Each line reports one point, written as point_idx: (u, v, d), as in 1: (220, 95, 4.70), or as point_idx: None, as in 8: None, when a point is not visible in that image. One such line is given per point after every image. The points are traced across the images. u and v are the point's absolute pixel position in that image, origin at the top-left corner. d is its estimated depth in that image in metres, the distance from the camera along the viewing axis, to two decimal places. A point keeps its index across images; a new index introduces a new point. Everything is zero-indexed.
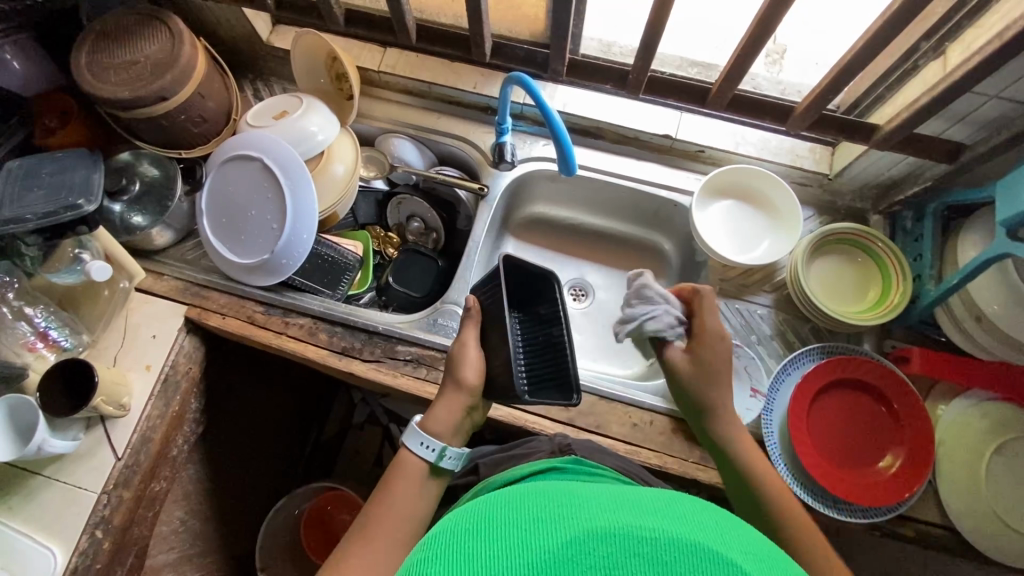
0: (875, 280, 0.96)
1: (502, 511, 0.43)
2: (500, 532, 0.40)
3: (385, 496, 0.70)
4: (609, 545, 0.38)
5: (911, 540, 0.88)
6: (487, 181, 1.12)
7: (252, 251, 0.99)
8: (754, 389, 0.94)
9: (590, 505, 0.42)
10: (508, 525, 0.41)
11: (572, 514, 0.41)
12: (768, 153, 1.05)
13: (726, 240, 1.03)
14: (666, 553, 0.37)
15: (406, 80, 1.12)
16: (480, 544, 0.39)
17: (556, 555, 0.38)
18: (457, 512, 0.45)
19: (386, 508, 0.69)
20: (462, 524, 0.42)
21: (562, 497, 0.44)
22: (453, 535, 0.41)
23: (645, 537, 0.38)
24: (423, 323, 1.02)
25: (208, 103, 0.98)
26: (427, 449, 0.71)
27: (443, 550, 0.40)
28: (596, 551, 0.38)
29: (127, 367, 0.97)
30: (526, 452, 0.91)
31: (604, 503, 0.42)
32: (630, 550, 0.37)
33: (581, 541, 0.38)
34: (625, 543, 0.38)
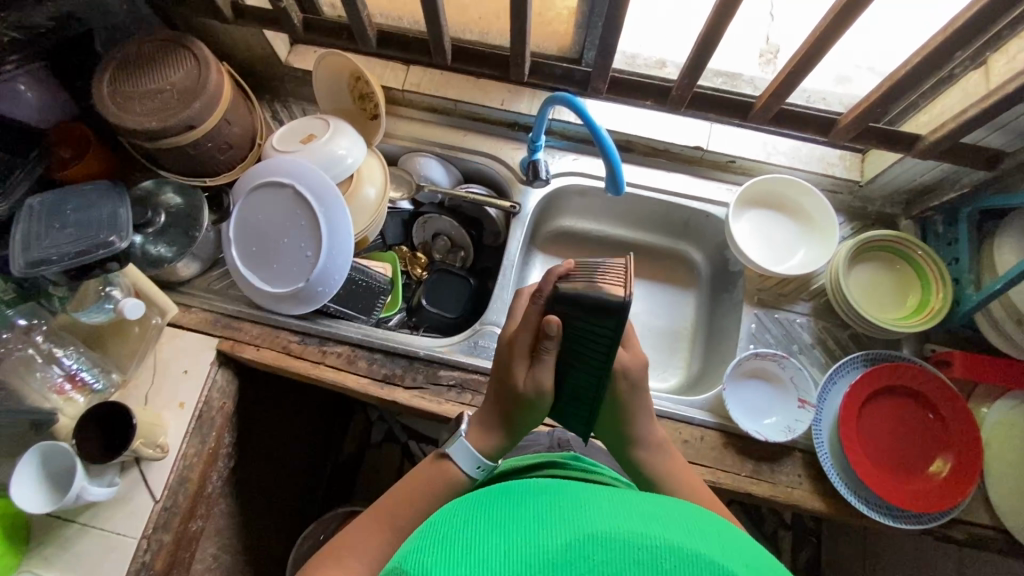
0: (914, 286, 0.97)
1: (509, 510, 0.44)
2: (501, 528, 0.43)
3: (407, 491, 0.68)
4: (608, 552, 0.38)
5: (961, 543, 0.89)
6: (516, 198, 1.11)
7: (286, 280, 0.96)
8: (803, 400, 0.93)
9: (594, 508, 0.43)
10: (508, 522, 0.43)
11: (572, 516, 0.42)
12: (799, 162, 1.05)
13: (763, 250, 1.04)
14: (663, 560, 0.38)
15: (431, 98, 1.10)
16: (480, 542, 0.41)
17: (555, 557, 0.39)
18: (459, 506, 0.48)
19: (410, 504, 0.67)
20: (465, 518, 0.45)
21: (568, 497, 0.45)
22: (459, 528, 0.43)
23: (644, 543, 0.39)
24: (463, 345, 1.00)
25: (234, 129, 0.96)
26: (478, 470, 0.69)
27: (448, 540, 0.42)
28: (595, 555, 0.38)
29: (160, 405, 0.94)
30: (523, 446, 0.94)
31: (608, 506, 0.43)
32: (627, 557, 0.38)
33: (580, 544, 0.39)
34: (624, 548, 0.38)
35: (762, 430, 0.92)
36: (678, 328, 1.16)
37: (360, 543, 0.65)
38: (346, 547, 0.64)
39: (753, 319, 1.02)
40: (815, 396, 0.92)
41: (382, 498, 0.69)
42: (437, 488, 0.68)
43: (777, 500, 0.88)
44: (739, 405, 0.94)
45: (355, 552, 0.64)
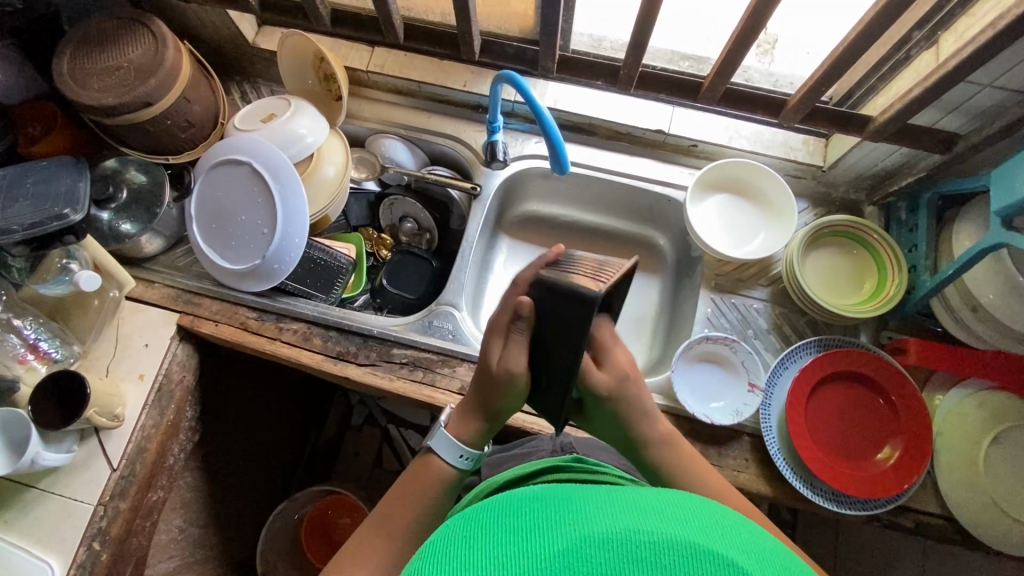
0: (871, 272, 0.96)
1: (500, 515, 0.43)
2: (496, 539, 0.40)
3: (400, 494, 0.69)
4: (606, 552, 0.37)
5: (910, 531, 0.88)
6: (479, 180, 1.11)
7: (244, 256, 0.98)
8: (753, 384, 0.94)
9: (591, 508, 0.42)
10: (502, 533, 0.41)
11: (568, 520, 0.40)
12: (761, 146, 1.04)
13: (722, 235, 1.03)
14: (664, 556, 0.37)
15: (395, 79, 1.11)
16: (475, 556, 0.39)
17: (552, 563, 0.37)
18: (452, 520, 0.45)
19: (403, 508, 0.68)
20: (456, 534, 0.43)
21: (564, 498, 0.44)
22: (452, 542, 0.41)
23: (643, 541, 0.38)
24: (419, 325, 1.01)
25: (194, 107, 0.97)
26: (463, 459, 0.70)
27: (439, 557, 0.40)
28: (590, 558, 0.37)
29: (120, 377, 0.96)
30: (526, 453, 0.94)
31: (605, 505, 0.42)
32: (626, 555, 0.37)
33: (579, 547, 0.38)
34: (625, 547, 0.37)
35: (710, 414, 0.92)
36: (642, 314, 1.17)
37: (363, 553, 0.65)
38: (348, 563, 0.64)
39: (709, 304, 1.01)
40: (764, 380, 0.92)
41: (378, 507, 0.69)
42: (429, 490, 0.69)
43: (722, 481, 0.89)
44: (689, 388, 0.94)
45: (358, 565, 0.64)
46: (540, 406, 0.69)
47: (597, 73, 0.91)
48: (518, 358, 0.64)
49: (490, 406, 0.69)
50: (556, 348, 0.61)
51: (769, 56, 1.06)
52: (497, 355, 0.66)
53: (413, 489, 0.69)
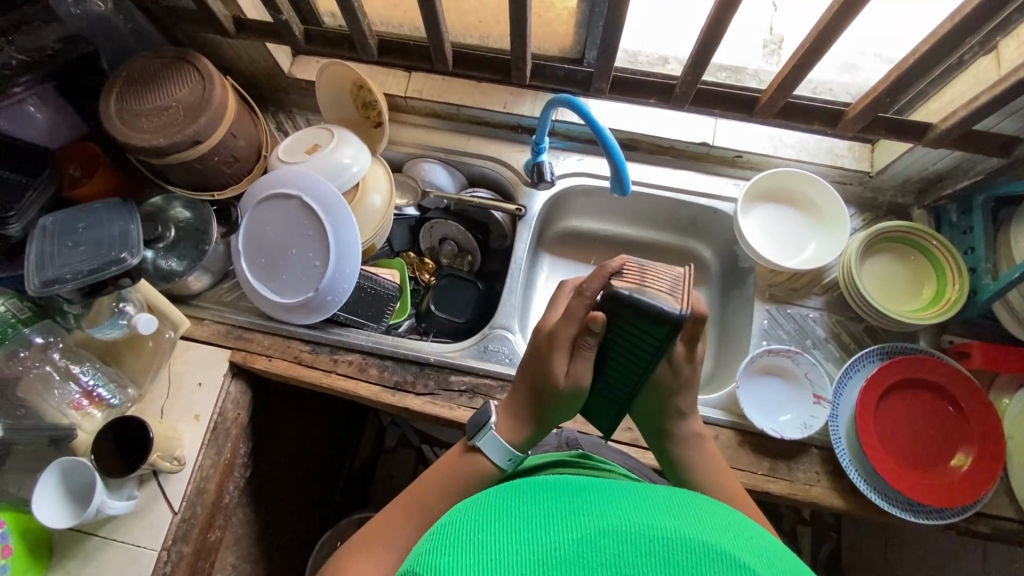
0: (930, 277, 0.95)
1: (518, 503, 0.45)
2: (513, 524, 0.42)
3: (434, 477, 0.68)
4: (620, 545, 0.39)
5: (987, 537, 0.87)
6: (522, 201, 1.11)
7: (296, 289, 0.96)
8: (819, 396, 0.92)
9: (604, 503, 0.43)
10: (519, 520, 0.43)
11: (583, 513, 0.42)
12: (808, 155, 1.04)
13: (773, 246, 1.03)
14: (675, 553, 0.38)
15: (434, 103, 1.11)
16: (492, 540, 0.41)
17: (568, 553, 0.39)
18: (469, 504, 0.47)
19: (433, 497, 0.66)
20: (473, 516, 0.44)
21: (576, 492, 0.46)
22: (468, 526, 0.43)
23: (656, 537, 0.39)
24: (474, 350, 0.99)
25: (239, 143, 0.97)
26: (507, 460, 0.67)
27: (455, 542, 0.41)
28: (605, 549, 0.39)
29: (175, 418, 0.95)
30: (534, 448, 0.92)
31: (618, 500, 0.44)
32: (639, 549, 0.39)
33: (594, 539, 0.40)
34: (638, 542, 0.39)
35: (779, 428, 0.90)
36: None
37: (389, 528, 0.64)
38: (374, 533, 0.64)
39: (764, 315, 1.00)
40: (831, 392, 0.91)
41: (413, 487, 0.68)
42: (465, 476, 0.67)
43: (795, 496, 0.87)
44: (754, 402, 0.93)
45: (383, 539, 0.64)
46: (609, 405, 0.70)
47: (649, 91, 0.91)
48: (584, 362, 0.62)
49: (548, 411, 0.66)
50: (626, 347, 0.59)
51: (775, 56, 1.09)
52: (563, 367, 0.63)
53: (448, 474, 0.67)
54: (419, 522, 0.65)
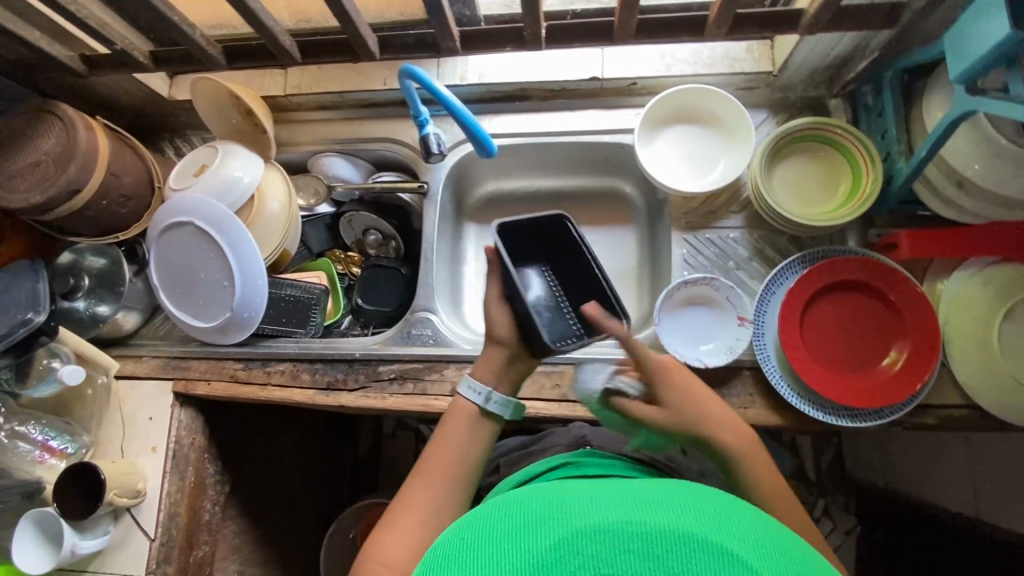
0: (844, 171, 0.89)
1: (505, 515, 0.47)
2: (501, 535, 0.45)
3: (445, 439, 0.72)
4: (597, 543, 0.42)
5: (935, 428, 0.85)
6: (425, 177, 1.08)
7: (214, 312, 0.98)
8: (742, 317, 0.89)
9: (585, 502, 0.46)
10: (506, 530, 0.46)
11: (568, 513, 0.45)
12: (703, 66, 0.97)
13: (681, 171, 0.98)
14: (655, 547, 0.41)
15: (316, 95, 1.08)
16: (485, 549, 0.44)
17: (546, 559, 0.42)
18: (466, 517, 0.50)
19: (448, 455, 0.70)
20: (466, 531, 0.47)
21: (562, 494, 0.48)
22: (463, 538, 0.47)
23: (635, 533, 0.42)
24: (398, 337, 1.00)
25: (125, 180, 0.97)
26: (474, 393, 0.73)
27: (449, 558, 0.45)
28: (584, 550, 0.42)
29: (135, 453, 1.00)
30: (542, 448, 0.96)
31: (595, 499, 0.46)
32: (619, 548, 0.42)
33: (572, 541, 0.42)
34: (618, 541, 0.42)
35: (702, 357, 0.89)
36: (623, 267, 1.13)
37: (408, 508, 0.65)
38: (400, 514, 0.65)
39: (683, 244, 0.97)
40: (752, 311, 0.88)
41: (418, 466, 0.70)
42: (462, 430, 0.72)
43: None
44: (678, 334, 0.91)
45: (411, 517, 0.64)
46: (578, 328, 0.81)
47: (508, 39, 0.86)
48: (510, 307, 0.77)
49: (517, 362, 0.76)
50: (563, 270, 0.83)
51: None
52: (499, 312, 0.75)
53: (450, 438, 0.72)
54: (439, 490, 0.67)
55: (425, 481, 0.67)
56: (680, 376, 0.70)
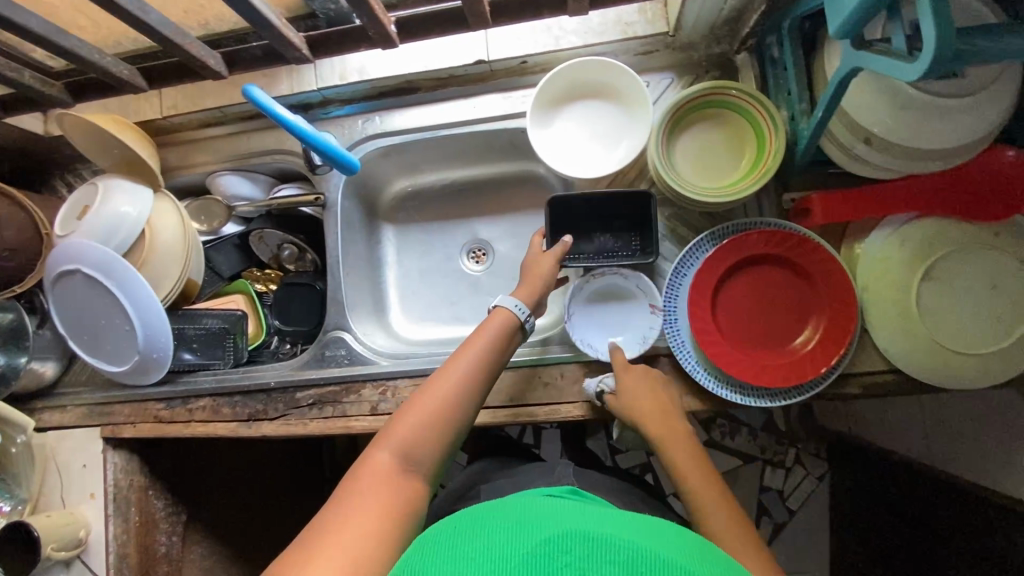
0: (749, 137, 0.83)
1: (500, 517, 0.50)
2: (491, 536, 0.48)
3: (476, 337, 0.73)
4: (587, 547, 0.44)
5: (860, 397, 0.82)
6: (323, 187, 1.02)
7: (122, 356, 0.95)
8: (653, 305, 0.86)
9: (568, 516, 0.49)
10: (495, 532, 0.48)
11: (559, 521, 0.48)
12: (594, 35, 0.89)
13: (583, 152, 0.92)
14: (636, 558, 0.44)
15: (196, 114, 1.01)
16: (474, 543, 0.47)
17: (535, 551, 0.45)
18: (456, 522, 0.53)
19: (473, 353, 0.71)
20: (455, 534, 0.50)
21: (544, 507, 0.51)
22: (453, 538, 0.49)
23: (619, 542, 0.45)
24: (313, 361, 0.98)
25: (5, 233, 0.92)
26: (517, 310, 0.76)
27: (436, 552, 0.48)
28: (572, 550, 0.44)
29: (76, 501, 1.01)
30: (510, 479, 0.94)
31: (574, 514, 0.50)
32: (604, 556, 0.44)
33: (561, 541, 0.45)
34: (600, 548, 0.44)
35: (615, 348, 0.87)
36: None
37: (429, 392, 0.68)
38: (420, 400, 0.67)
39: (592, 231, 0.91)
40: (661, 299, 0.84)
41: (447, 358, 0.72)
42: (491, 336, 0.73)
43: None
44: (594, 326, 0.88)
45: (427, 405, 0.66)
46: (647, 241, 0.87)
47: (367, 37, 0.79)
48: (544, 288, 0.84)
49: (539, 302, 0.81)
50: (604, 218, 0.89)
51: None
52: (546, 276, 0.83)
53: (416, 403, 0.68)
54: (463, 382, 0.69)
55: (451, 372, 0.69)
56: (623, 370, 0.79)
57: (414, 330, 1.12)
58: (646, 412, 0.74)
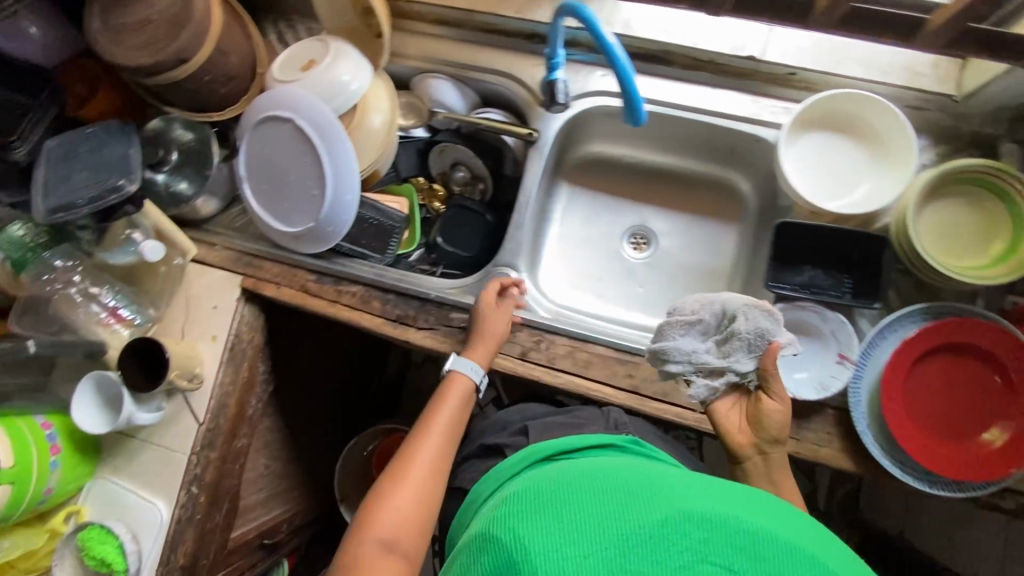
0: (1003, 228, 0.80)
1: (600, 484, 0.51)
2: (594, 506, 0.48)
3: (428, 416, 0.81)
4: (705, 531, 0.45)
5: (1012, 513, 0.81)
6: (536, 125, 1.00)
7: (297, 218, 0.94)
8: (843, 356, 0.84)
9: (676, 490, 0.50)
10: (598, 503, 0.48)
11: (665, 497, 0.48)
12: (878, 73, 0.86)
13: (818, 184, 0.90)
14: (757, 547, 0.44)
15: (442, 8, 1.01)
16: (578, 511, 0.48)
17: (653, 529, 0.45)
18: (541, 484, 0.53)
19: (429, 427, 0.79)
20: (554, 495, 0.50)
21: (642, 476, 0.52)
22: (550, 499, 0.50)
23: (737, 527, 0.45)
24: (476, 288, 0.97)
25: (231, 59, 0.90)
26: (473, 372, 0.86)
27: (539, 515, 0.48)
28: (691, 533, 0.45)
29: (195, 338, 1.00)
30: (576, 424, 0.87)
31: (677, 488, 0.50)
32: (725, 539, 0.45)
33: (677, 521, 0.46)
34: (722, 529, 0.45)
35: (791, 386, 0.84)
36: (716, 265, 1.06)
37: (395, 479, 0.72)
38: (385, 490, 0.71)
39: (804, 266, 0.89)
40: (857, 353, 0.82)
41: (412, 430, 0.80)
42: (457, 401, 0.83)
43: (802, 455, 0.84)
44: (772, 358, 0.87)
45: (397, 490, 0.71)
46: (859, 286, 0.87)
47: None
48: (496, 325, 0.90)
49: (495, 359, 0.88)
50: (826, 254, 0.88)
51: None
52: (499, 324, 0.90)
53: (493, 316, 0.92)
54: (427, 462, 0.75)
55: (420, 448, 0.76)
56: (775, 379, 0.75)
57: (560, 292, 1.10)
58: (768, 422, 0.75)
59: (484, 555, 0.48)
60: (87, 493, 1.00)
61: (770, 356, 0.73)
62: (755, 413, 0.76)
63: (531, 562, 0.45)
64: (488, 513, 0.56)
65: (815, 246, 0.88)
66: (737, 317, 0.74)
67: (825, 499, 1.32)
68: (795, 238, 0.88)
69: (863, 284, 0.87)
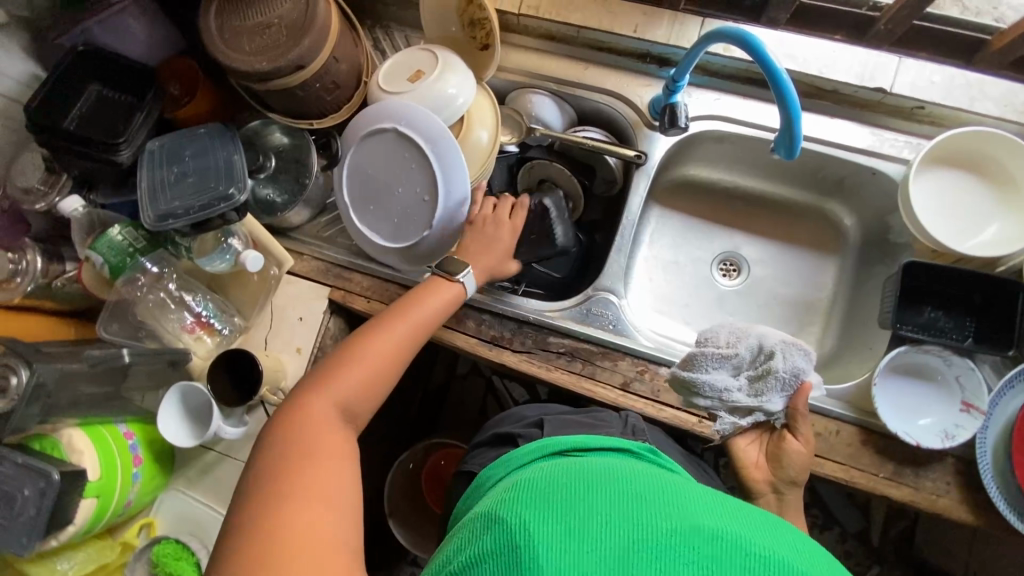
0: None
1: (610, 482, 0.45)
2: (598, 499, 0.43)
3: (411, 305, 0.80)
4: (716, 548, 0.40)
5: None
6: (642, 146, 0.98)
7: (398, 232, 0.92)
8: (968, 404, 0.81)
9: (687, 499, 0.44)
10: (603, 496, 0.44)
11: (676, 506, 0.43)
12: (1012, 111, 0.85)
13: (941, 222, 0.87)
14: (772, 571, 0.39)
15: (552, 23, 0.97)
16: (579, 502, 0.43)
17: (657, 540, 0.40)
18: (547, 474, 0.48)
19: (413, 314, 0.79)
20: (556, 486, 0.46)
21: (655, 480, 0.47)
22: (549, 491, 0.45)
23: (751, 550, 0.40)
24: (576, 312, 0.94)
25: (341, 67, 0.88)
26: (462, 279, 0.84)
27: (533, 502, 0.44)
28: (701, 549, 0.40)
29: (279, 349, 0.95)
30: (592, 425, 0.76)
31: (695, 499, 0.45)
32: (737, 560, 0.39)
33: (686, 534, 0.40)
34: (735, 549, 0.40)
35: (911, 432, 0.81)
36: (814, 298, 1.02)
37: (365, 356, 0.73)
38: (348, 362, 0.73)
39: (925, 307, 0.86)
40: (986, 402, 0.79)
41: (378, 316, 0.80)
42: (441, 302, 0.81)
43: (924, 506, 0.80)
44: (890, 402, 0.84)
45: (360, 364, 0.72)
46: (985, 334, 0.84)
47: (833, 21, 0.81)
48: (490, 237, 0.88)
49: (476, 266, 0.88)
50: (948, 297, 0.85)
51: None
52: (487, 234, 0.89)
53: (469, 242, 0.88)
54: (392, 345, 0.76)
55: (388, 330, 0.77)
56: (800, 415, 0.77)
57: (646, 317, 1.05)
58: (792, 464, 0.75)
59: (483, 535, 0.43)
60: (160, 504, 0.95)
61: (800, 396, 0.75)
62: (777, 450, 0.77)
63: (531, 550, 0.40)
64: (492, 495, 0.51)
65: (934, 288, 0.85)
66: (774, 355, 0.75)
67: (879, 534, 1.26)
68: (919, 278, 0.85)
69: (991, 333, 0.83)
